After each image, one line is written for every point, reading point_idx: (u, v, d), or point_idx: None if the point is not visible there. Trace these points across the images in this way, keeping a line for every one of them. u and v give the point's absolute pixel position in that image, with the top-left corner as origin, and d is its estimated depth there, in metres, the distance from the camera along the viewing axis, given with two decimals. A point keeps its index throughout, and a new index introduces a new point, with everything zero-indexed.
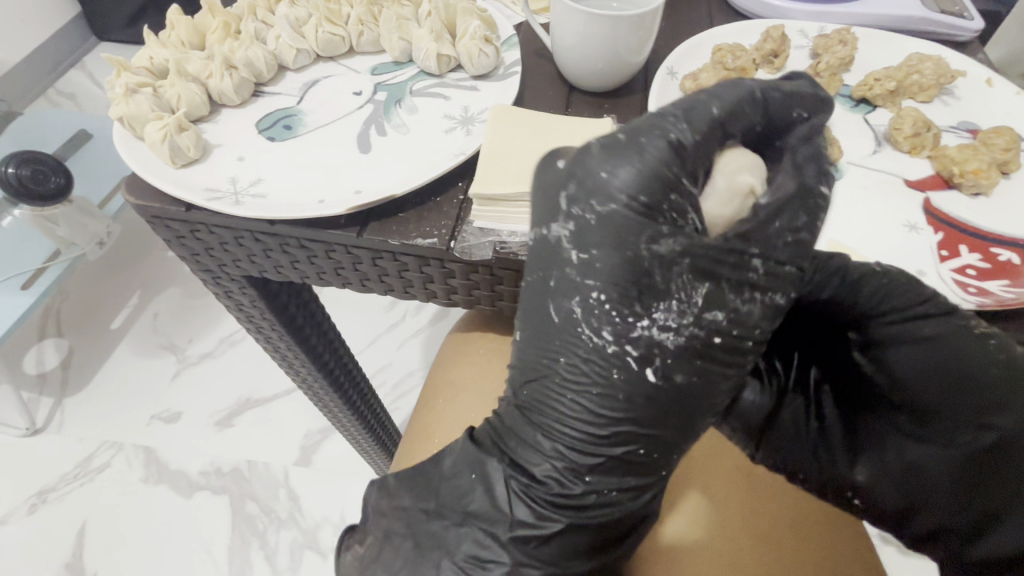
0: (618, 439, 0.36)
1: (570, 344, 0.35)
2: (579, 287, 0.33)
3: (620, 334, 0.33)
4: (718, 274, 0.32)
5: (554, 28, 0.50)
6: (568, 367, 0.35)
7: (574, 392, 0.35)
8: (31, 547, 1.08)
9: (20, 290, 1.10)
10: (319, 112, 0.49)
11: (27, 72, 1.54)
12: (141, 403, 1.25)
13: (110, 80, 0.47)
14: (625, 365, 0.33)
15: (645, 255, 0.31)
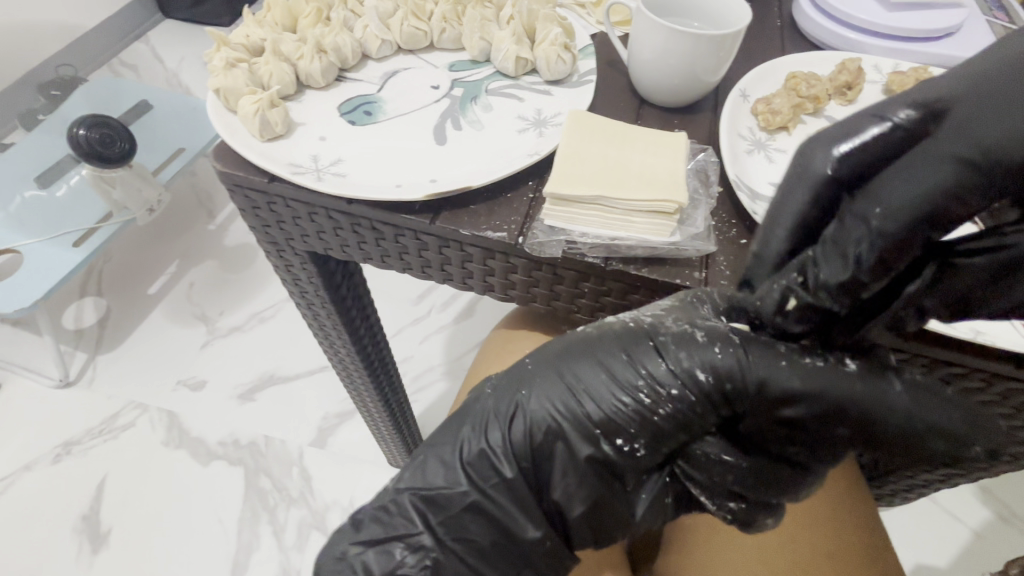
0: (588, 435, 0.36)
1: (610, 349, 0.37)
2: (658, 311, 0.38)
3: (667, 337, 0.36)
4: (748, 335, 0.34)
5: (633, 41, 0.51)
6: (605, 359, 0.37)
7: (585, 383, 0.37)
8: (53, 495, 1.12)
9: (72, 247, 1.14)
10: (397, 101, 0.51)
11: (98, 39, 1.61)
12: (169, 370, 1.28)
13: (209, 53, 0.49)
14: (647, 365, 0.36)
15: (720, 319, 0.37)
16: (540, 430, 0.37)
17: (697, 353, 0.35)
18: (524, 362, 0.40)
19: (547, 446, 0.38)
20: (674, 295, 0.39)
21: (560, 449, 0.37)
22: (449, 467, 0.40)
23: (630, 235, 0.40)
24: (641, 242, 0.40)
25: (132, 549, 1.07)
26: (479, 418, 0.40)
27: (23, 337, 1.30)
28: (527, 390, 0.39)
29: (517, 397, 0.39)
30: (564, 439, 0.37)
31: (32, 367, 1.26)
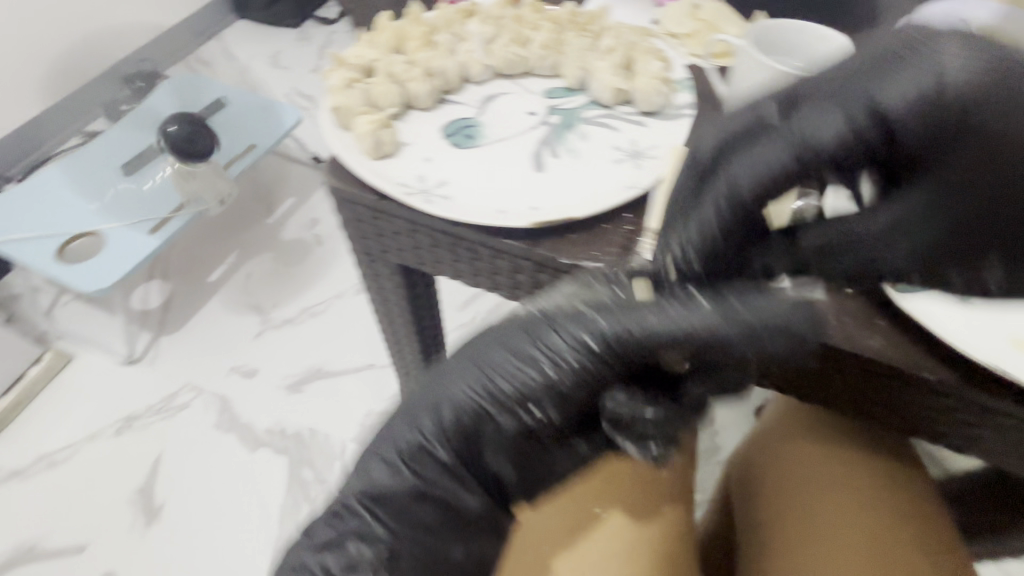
0: (499, 407, 0.38)
1: (505, 329, 0.39)
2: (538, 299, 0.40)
3: (553, 318, 0.38)
4: (633, 307, 0.36)
5: (735, 79, 0.51)
6: (493, 338, 0.39)
7: (504, 362, 0.38)
8: (113, 465, 1.19)
9: (149, 234, 1.21)
10: (497, 126, 0.52)
11: (177, 35, 1.70)
12: (224, 355, 1.34)
13: (326, 72, 0.52)
14: (536, 335, 0.38)
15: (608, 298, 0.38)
16: (464, 415, 0.38)
17: (581, 317, 0.37)
18: (446, 359, 0.40)
19: (474, 430, 0.38)
20: (557, 287, 0.40)
21: (490, 423, 0.38)
22: (384, 476, 0.38)
23: None
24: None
25: (181, 525, 1.12)
26: (388, 433, 0.39)
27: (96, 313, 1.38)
28: (445, 384, 0.39)
29: (442, 396, 0.39)
30: (486, 418, 0.38)
31: (101, 342, 1.34)
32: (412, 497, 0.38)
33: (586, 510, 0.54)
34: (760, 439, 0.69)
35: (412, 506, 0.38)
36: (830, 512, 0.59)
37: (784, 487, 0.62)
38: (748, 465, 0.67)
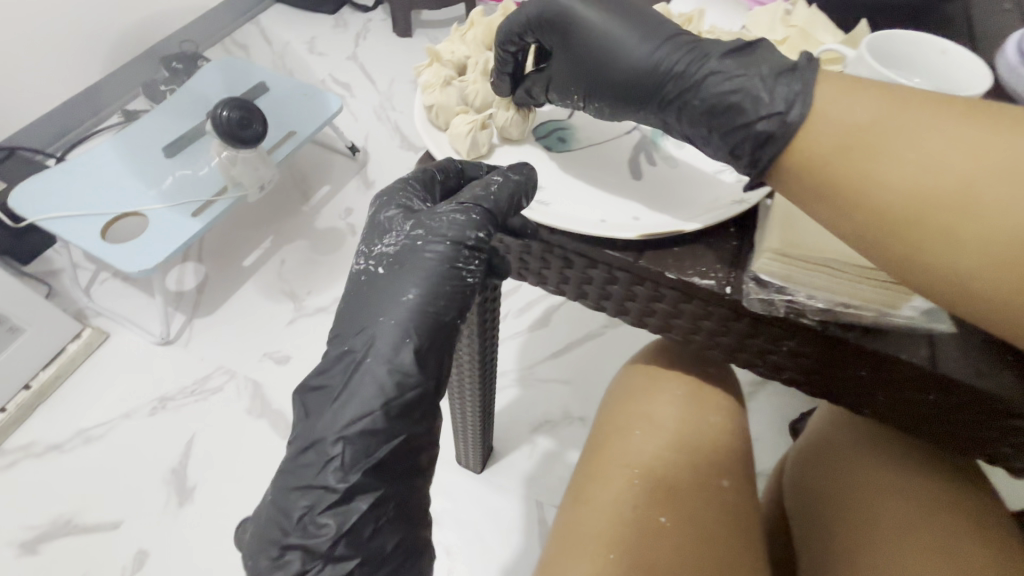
0: (425, 319, 0.39)
1: (415, 255, 0.40)
2: (394, 224, 0.42)
3: (397, 235, 0.41)
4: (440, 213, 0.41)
5: None
6: (388, 260, 0.41)
7: (386, 255, 0.41)
8: (147, 443, 1.19)
9: (191, 216, 1.21)
10: (590, 129, 0.51)
11: (217, 17, 1.71)
12: (257, 341, 1.34)
13: (419, 67, 0.51)
14: (442, 251, 0.40)
15: (392, 212, 0.42)
16: (410, 322, 0.39)
17: (460, 225, 0.40)
18: (370, 268, 0.41)
19: (414, 333, 0.39)
20: (395, 204, 0.42)
21: (428, 320, 0.39)
22: (342, 393, 0.39)
23: (855, 303, 0.39)
24: (870, 311, 0.39)
25: (213, 507, 1.13)
26: (347, 376, 0.39)
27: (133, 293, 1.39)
28: (381, 294, 0.40)
29: (374, 306, 0.40)
30: (417, 332, 0.39)
31: (137, 322, 1.34)
32: (370, 410, 0.38)
33: (649, 517, 0.50)
34: (814, 449, 0.63)
35: (368, 414, 0.38)
36: (883, 514, 0.53)
37: (832, 487, 0.58)
38: (801, 476, 0.62)
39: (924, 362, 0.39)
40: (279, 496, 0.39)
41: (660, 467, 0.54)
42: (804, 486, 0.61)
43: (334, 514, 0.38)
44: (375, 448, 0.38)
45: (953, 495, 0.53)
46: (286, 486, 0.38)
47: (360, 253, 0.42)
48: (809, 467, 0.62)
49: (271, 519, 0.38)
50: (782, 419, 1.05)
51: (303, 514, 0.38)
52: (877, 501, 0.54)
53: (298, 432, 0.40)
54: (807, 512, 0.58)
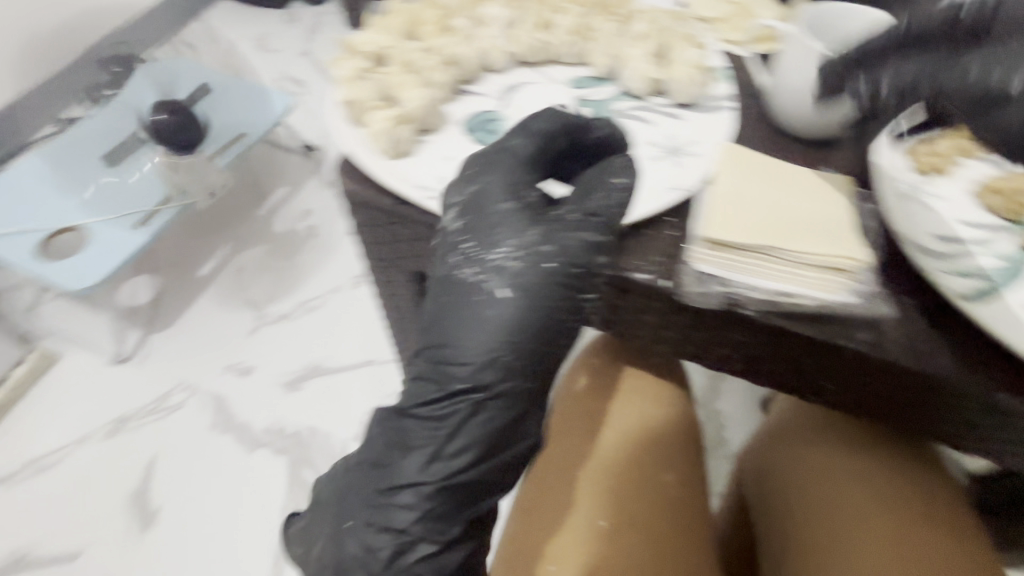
0: (525, 353, 0.37)
1: (528, 276, 0.37)
2: (499, 230, 0.38)
3: (511, 247, 0.37)
4: (567, 235, 0.38)
5: (779, 66, 0.47)
6: (492, 271, 0.37)
7: (492, 268, 0.37)
8: (105, 468, 1.13)
9: (134, 228, 1.14)
10: (522, 120, 0.48)
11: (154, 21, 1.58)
12: (220, 352, 1.27)
13: (334, 61, 0.48)
14: (549, 273, 0.37)
15: (501, 211, 0.38)
16: (503, 352, 0.37)
17: (575, 247, 0.38)
18: (467, 271, 0.38)
19: (508, 369, 0.37)
20: (495, 205, 0.39)
21: (525, 360, 0.37)
22: (429, 399, 0.38)
23: (795, 287, 0.38)
24: (812, 298, 0.37)
25: (180, 530, 1.07)
26: (451, 408, 0.38)
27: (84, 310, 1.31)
28: (485, 309, 0.37)
29: (461, 318, 0.37)
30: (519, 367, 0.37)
31: (90, 339, 1.27)
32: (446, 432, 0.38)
33: (589, 521, 0.51)
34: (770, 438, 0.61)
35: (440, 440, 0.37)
36: (843, 515, 0.53)
37: (795, 487, 0.56)
38: (761, 469, 0.60)
39: (866, 347, 0.37)
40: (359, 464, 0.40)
41: (606, 468, 0.54)
42: (765, 477, 0.60)
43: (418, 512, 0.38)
44: (457, 463, 0.38)
45: (911, 498, 0.53)
46: (375, 458, 0.39)
47: (456, 242, 0.39)
48: (770, 456, 0.60)
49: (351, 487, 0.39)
50: (754, 399, 1.05)
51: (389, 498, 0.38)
52: (839, 503, 0.54)
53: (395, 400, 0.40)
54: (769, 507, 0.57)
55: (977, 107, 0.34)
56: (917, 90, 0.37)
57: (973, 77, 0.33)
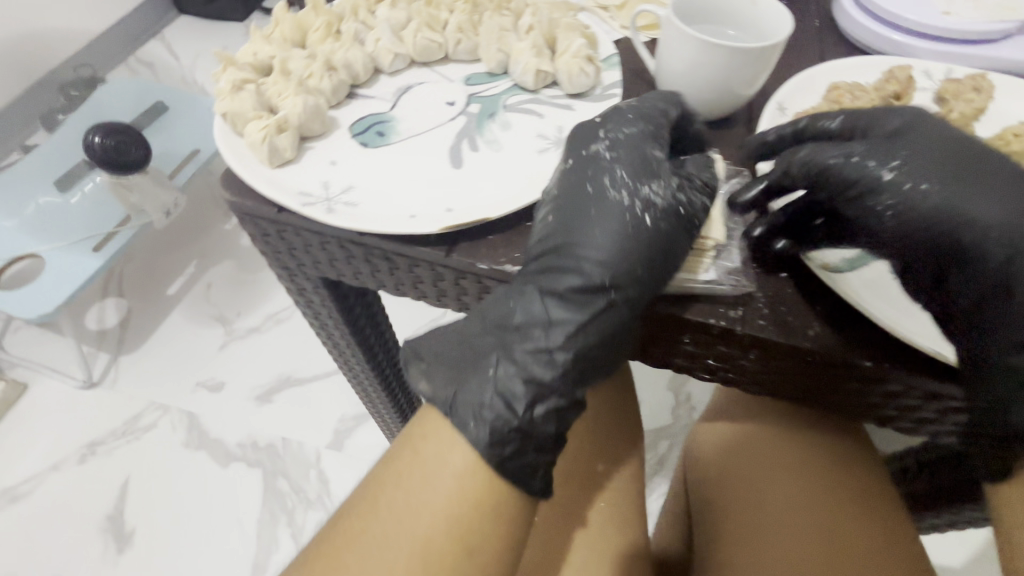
0: (597, 302, 0.37)
1: (614, 218, 0.37)
2: (606, 167, 0.38)
3: (627, 183, 0.37)
4: (653, 185, 0.37)
5: (662, 50, 0.47)
6: (598, 204, 0.37)
7: (633, 197, 0.37)
8: (72, 501, 1.03)
9: (92, 252, 1.04)
10: (412, 120, 0.48)
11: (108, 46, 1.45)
12: (190, 367, 1.17)
13: (216, 74, 0.48)
14: (642, 218, 0.37)
15: (614, 146, 0.38)
16: (629, 283, 0.36)
17: (665, 197, 0.37)
18: (633, 205, 0.37)
19: (639, 296, 0.37)
20: (625, 144, 0.38)
21: (647, 293, 0.37)
22: (553, 316, 0.37)
23: None
24: (672, 279, 0.38)
25: (151, 561, 0.98)
26: (529, 356, 0.36)
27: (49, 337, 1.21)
28: (589, 240, 0.37)
29: (608, 246, 0.36)
30: (592, 316, 0.37)
31: (54, 365, 1.16)
32: (572, 351, 0.37)
33: None
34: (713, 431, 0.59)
35: (565, 363, 0.37)
36: (775, 513, 0.51)
37: (738, 480, 0.54)
38: (704, 465, 0.57)
39: (731, 322, 0.37)
40: (463, 383, 0.36)
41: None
42: (701, 479, 0.57)
43: (553, 415, 0.37)
44: (580, 377, 0.38)
45: (851, 486, 0.52)
46: (496, 373, 0.36)
47: (613, 173, 0.37)
48: (710, 454, 0.58)
49: (468, 402, 0.35)
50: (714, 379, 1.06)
51: (529, 404, 0.36)
52: (767, 511, 0.51)
53: (497, 315, 0.38)
54: (711, 503, 0.54)
55: (860, 183, 0.35)
56: (798, 173, 0.37)
57: (855, 160, 0.35)
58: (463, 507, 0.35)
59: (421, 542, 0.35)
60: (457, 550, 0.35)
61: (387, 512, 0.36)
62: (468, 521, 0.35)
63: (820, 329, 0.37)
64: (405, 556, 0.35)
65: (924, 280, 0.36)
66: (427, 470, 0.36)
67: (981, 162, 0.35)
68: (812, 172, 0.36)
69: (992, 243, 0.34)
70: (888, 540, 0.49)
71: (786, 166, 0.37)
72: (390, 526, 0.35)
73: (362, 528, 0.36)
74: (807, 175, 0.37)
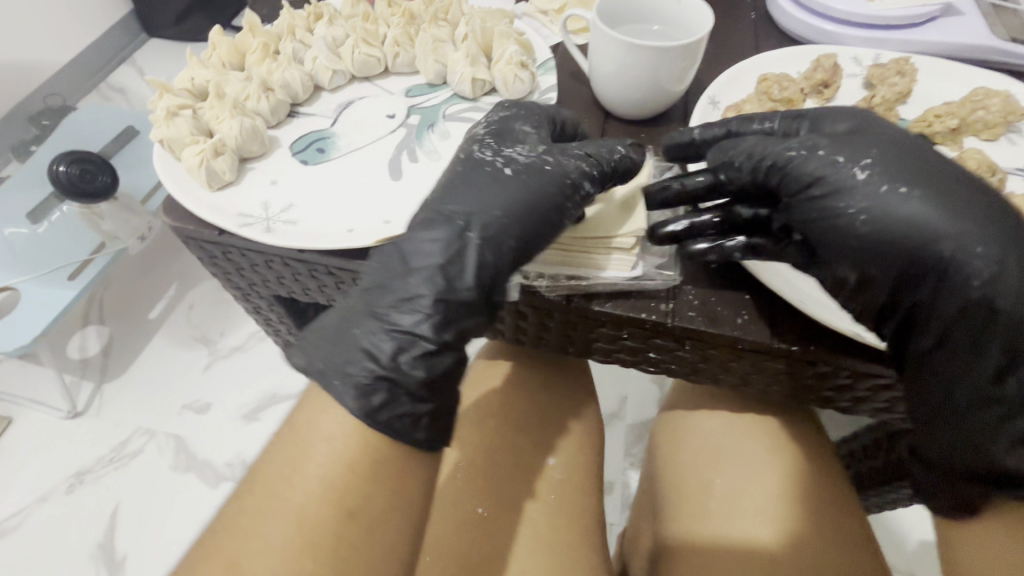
0: (465, 249, 0.36)
1: (479, 173, 0.39)
2: (478, 141, 0.41)
3: (494, 149, 0.40)
4: (517, 148, 0.40)
5: (592, 53, 0.48)
6: (467, 166, 0.39)
7: (498, 155, 0.40)
8: (27, 550, 0.86)
9: (67, 281, 0.89)
10: (352, 135, 0.49)
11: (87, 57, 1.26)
12: (167, 392, 0.99)
13: (154, 101, 0.50)
14: (504, 170, 0.39)
15: (487, 127, 0.42)
16: (502, 227, 0.37)
17: (529, 153, 0.39)
18: (496, 162, 0.39)
19: (508, 241, 0.37)
20: (500, 125, 0.42)
21: (522, 237, 0.37)
22: (411, 263, 0.36)
23: (586, 272, 0.40)
24: (606, 278, 0.40)
25: None
26: (393, 309, 0.36)
27: (32, 369, 1.02)
28: (459, 194, 0.38)
29: (478, 194, 0.38)
30: (457, 262, 0.36)
31: (34, 396, 0.98)
32: (439, 294, 0.35)
33: (468, 509, 0.48)
34: (680, 428, 0.60)
35: (433, 309, 0.35)
36: (745, 506, 0.51)
37: (706, 476, 0.55)
38: (672, 461, 0.58)
39: (663, 315, 0.39)
40: (336, 344, 0.35)
41: (483, 455, 0.52)
42: (659, 469, 0.60)
43: (424, 361, 0.35)
44: (453, 322, 0.36)
45: (820, 476, 0.53)
46: (360, 328, 0.35)
47: (483, 143, 0.41)
48: (668, 444, 0.60)
49: (334, 359, 0.35)
50: None
51: (393, 354, 0.35)
52: (710, 495, 0.53)
53: (369, 273, 0.37)
54: (682, 501, 0.55)
55: (827, 180, 0.34)
56: (744, 163, 0.36)
57: (817, 154, 0.34)
58: (343, 470, 0.33)
59: (299, 511, 0.33)
60: (339, 514, 0.33)
61: (268, 489, 0.34)
62: (349, 483, 0.33)
63: (748, 318, 0.39)
64: (284, 528, 0.32)
65: (898, 296, 0.34)
66: (308, 436, 0.34)
67: (962, 177, 0.33)
68: (762, 166, 0.36)
69: (973, 262, 0.32)
70: (825, 526, 0.49)
71: (726, 157, 0.37)
72: (271, 501, 0.33)
73: (246, 510, 0.33)
74: (758, 168, 0.36)
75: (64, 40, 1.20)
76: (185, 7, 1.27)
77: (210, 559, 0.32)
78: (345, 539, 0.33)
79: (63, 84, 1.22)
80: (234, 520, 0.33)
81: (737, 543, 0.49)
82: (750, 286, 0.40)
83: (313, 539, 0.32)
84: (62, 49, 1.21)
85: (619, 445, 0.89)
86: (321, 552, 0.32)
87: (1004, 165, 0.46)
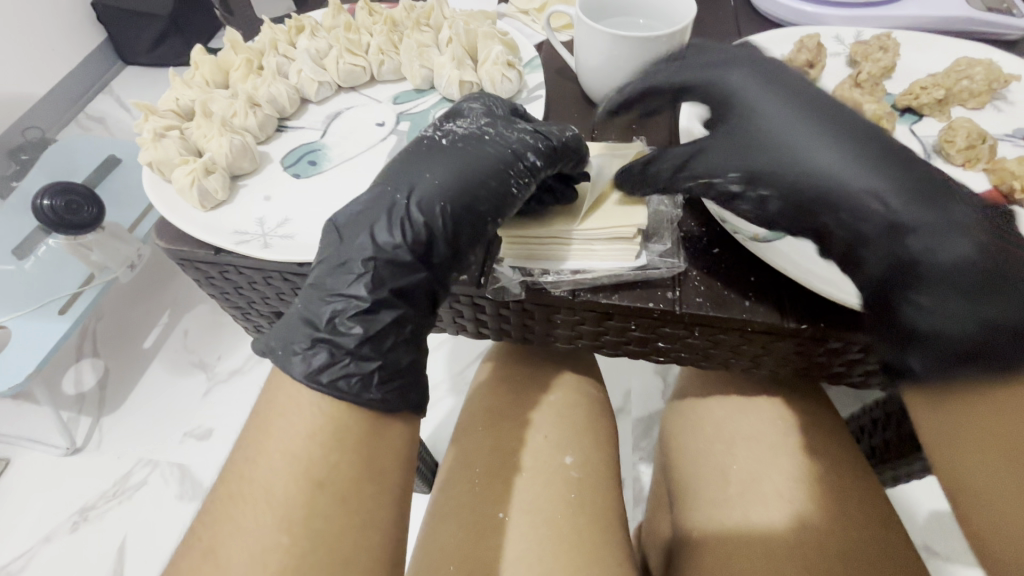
0: (407, 221, 0.37)
1: (432, 151, 0.39)
2: (433, 123, 0.43)
3: (442, 126, 0.41)
4: (459, 125, 0.42)
5: (577, 48, 0.48)
6: (420, 146, 0.40)
7: (445, 132, 0.41)
8: None
9: (58, 315, 0.88)
10: (342, 145, 0.49)
11: (68, 83, 1.25)
12: (165, 422, 0.97)
13: (139, 124, 0.49)
14: (445, 143, 0.40)
15: (450, 111, 0.43)
16: (438, 190, 0.38)
17: (472, 129, 0.41)
18: (436, 137, 0.41)
19: (443, 203, 0.38)
20: (460, 109, 0.43)
21: (457, 199, 0.38)
22: (346, 231, 0.37)
23: (592, 265, 0.40)
24: (608, 270, 0.39)
25: None
26: (336, 277, 0.36)
27: (28, 407, 1.00)
28: (410, 172, 0.39)
29: (422, 167, 0.39)
30: (388, 232, 0.37)
31: (31, 435, 0.96)
32: (369, 254, 0.36)
33: (487, 514, 0.48)
34: (693, 414, 0.60)
35: (365, 268, 0.36)
36: (766, 494, 0.50)
37: (725, 463, 0.54)
38: (689, 450, 0.58)
39: (671, 303, 0.39)
40: (290, 324, 0.36)
41: (496, 462, 0.52)
42: (674, 459, 0.59)
43: (360, 322, 0.35)
44: (386, 281, 0.37)
45: (841, 463, 0.52)
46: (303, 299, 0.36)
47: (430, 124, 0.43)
48: (679, 434, 0.60)
49: (283, 333, 0.36)
50: None
51: (330, 316, 0.35)
52: (728, 481, 0.53)
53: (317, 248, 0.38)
54: (697, 495, 0.54)
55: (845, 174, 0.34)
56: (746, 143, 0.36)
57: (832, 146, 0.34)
58: (306, 444, 0.32)
59: (268, 491, 0.32)
60: (309, 487, 0.32)
61: (235, 477, 0.33)
62: (314, 455, 0.32)
63: (756, 300, 0.39)
64: (256, 509, 0.31)
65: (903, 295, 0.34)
66: (290, 414, 0.33)
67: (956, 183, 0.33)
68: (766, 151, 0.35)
69: (951, 271, 0.32)
70: (845, 506, 0.49)
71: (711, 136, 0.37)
72: (240, 486, 0.32)
73: (222, 502, 0.32)
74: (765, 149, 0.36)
75: (39, 72, 1.19)
76: (159, 32, 1.25)
77: (209, 550, 0.31)
78: (322, 510, 0.32)
79: (43, 115, 1.21)
80: (210, 514, 0.32)
81: (760, 531, 0.48)
82: (752, 268, 0.40)
83: (285, 514, 0.31)
84: (38, 80, 1.19)
85: (628, 439, 0.89)
86: (296, 525, 0.31)
87: (993, 132, 0.47)
